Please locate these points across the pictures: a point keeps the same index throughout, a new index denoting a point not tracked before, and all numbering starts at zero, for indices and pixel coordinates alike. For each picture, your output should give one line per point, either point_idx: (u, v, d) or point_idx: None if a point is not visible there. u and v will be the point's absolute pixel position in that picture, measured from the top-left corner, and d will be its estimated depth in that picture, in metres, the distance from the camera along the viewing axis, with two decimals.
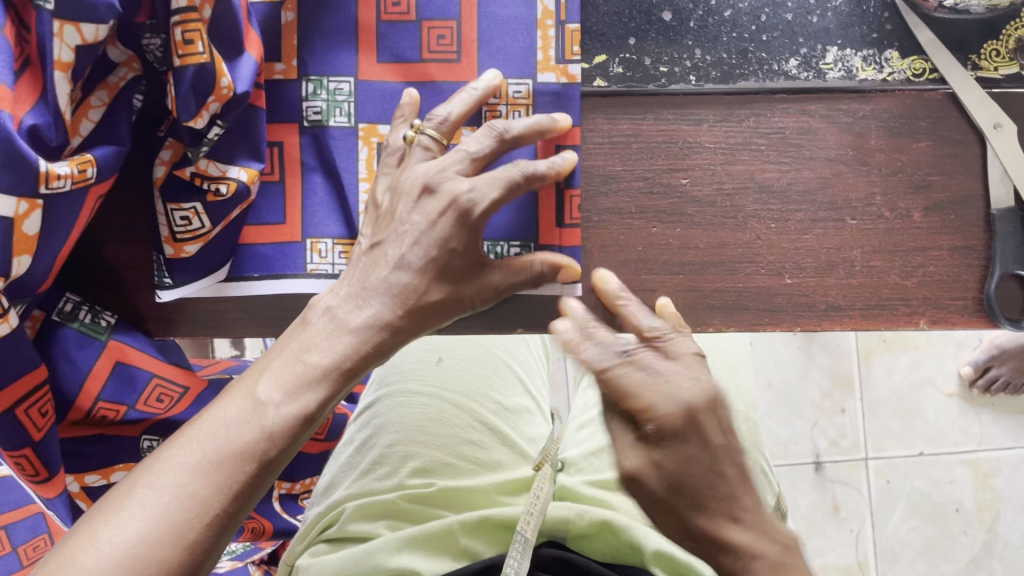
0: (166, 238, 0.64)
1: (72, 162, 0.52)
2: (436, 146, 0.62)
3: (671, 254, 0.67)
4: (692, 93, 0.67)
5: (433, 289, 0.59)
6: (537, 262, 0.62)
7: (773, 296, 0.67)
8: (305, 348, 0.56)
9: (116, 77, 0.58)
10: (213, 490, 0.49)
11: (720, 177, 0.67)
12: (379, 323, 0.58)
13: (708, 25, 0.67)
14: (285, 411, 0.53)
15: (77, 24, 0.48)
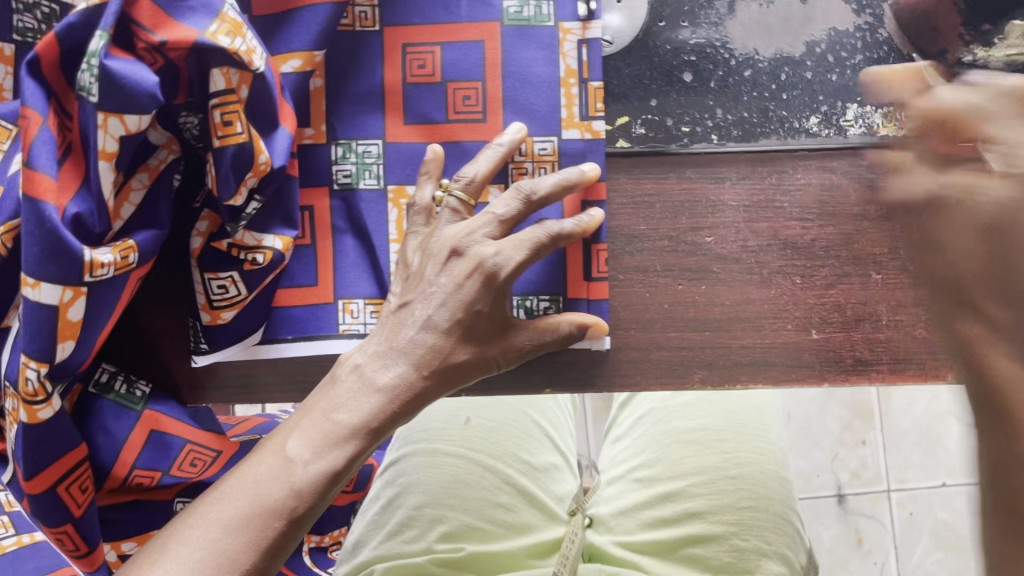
0: (202, 305, 0.65)
1: (116, 249, 0.53)
2: (463, 207, 0.64)
3: (698, 312, 0.68)
4: (715, 152, 0.68)
5: (457, 350, 0.61)
6: (565, 324, 0.63)
7: (801, 353, 0.67)
8: (336, 408, 0.59)
9: (156, 160, 0.60)
10: (242, 547, 0.54)
11: (744, 235, 0.68)
12: (405, 383, 0.60)
13: (729, 84, 0.68)
14: (312, 468, 0.56)
15: (121, 116, 0.50)
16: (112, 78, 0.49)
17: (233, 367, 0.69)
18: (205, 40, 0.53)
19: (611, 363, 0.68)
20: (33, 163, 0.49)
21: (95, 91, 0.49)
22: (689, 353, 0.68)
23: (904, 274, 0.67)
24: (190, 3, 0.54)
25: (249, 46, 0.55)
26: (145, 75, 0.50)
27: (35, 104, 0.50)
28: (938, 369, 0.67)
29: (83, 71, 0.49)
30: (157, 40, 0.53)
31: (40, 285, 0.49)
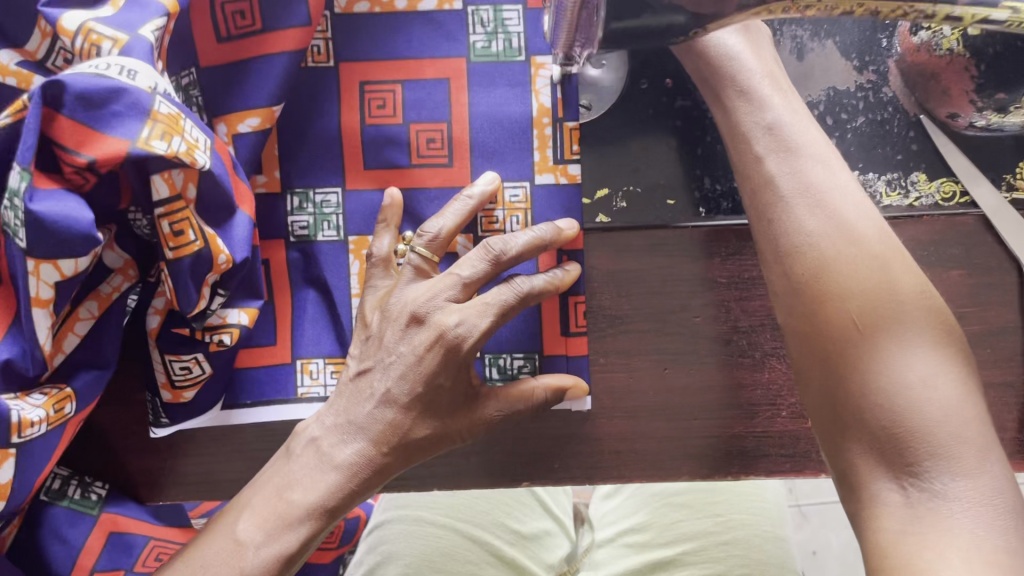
0: (162, 384, 0.60)
1: (49, 402, 0.52)
2: (426, 265, 0.57)
3: (685, 399, 0.63)
4: (702, 227, 0.63)
5: (418, 425, 0.55)
6: (538, 389, 0.58)
7: (797, 442, 0.63)
8: (289, 484, 0.55)
9: (109, 286, 0.56)
10: None
11: (735, 315, 0.63)
12: (364, 460, 0.55)
13: (716, 152, 0.63)
14: (263, 553, 0.54)
15: (55, 261, 0.46)
16: (40, 221, 0.45)
17: (192, 462, 0.64)
18: (138, 152, 0.47)
19: (594, 454, 0.63)
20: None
21: (23, 238, 0.45)
22: (676, 443, 0.63)
23: None
24: (114, 107, 0.46)
25: (188, 142, 0.49)
26: (79, 211, 0.46)
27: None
28: None
29: (7, 208, 0.45)
30: (85, 161, 0.46)
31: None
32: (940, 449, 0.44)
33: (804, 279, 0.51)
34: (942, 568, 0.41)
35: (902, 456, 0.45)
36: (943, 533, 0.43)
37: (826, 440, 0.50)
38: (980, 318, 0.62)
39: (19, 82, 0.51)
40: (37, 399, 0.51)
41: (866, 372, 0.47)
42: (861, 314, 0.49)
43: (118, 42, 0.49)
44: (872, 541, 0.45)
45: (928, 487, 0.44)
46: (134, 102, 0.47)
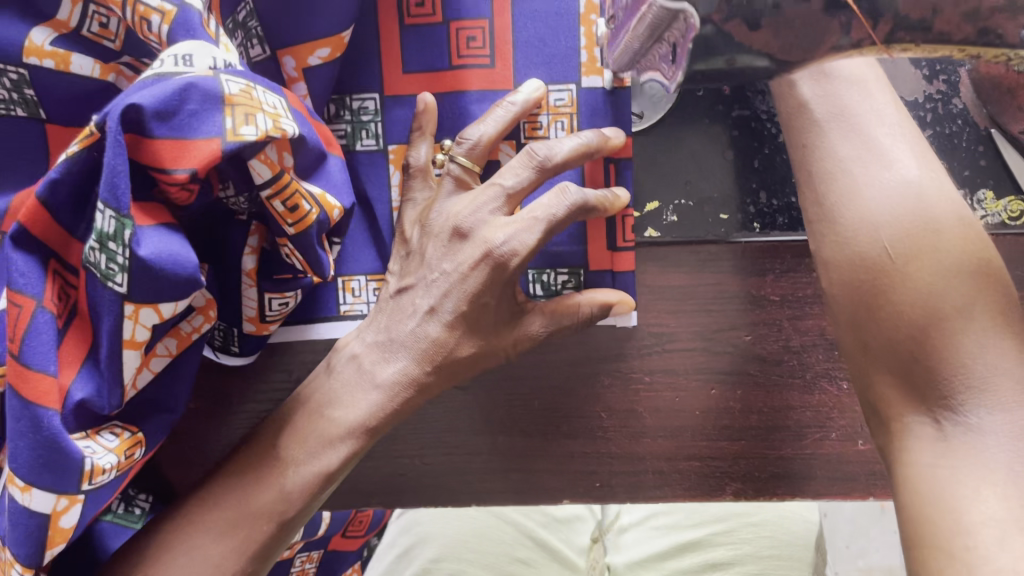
0: (251, 318, 0.57)
1: (122, 445, 0.49)
2: (468, 175, 0.54)
3: (733, 420, 0.61)
4: (756, 243, 0.60)
5: (463, 344, 0.52)
6: (585, 304, 0.54)
7: (845, 465, 0.61)
8: (324, 403, 0.53)
9: (189, 325, 0.52)
10: (231, 551, 0.50)
11: (787, 334, 0.61)
12: (407, 380, 0.52)
13: (775, 164, 0.59)
14: (306, 471, 0.52)
15: (155, 305, 0.44)
16: (146, 266, 0.42)
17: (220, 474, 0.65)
18: (232, 146, 0.43)
19: (637, 474, 0.62)
20: (27, 360, 0.43)
21: (125, 283, 0.43)
22: (720, 463, 0.62)
23: None
24: (188, 107, 0.41)
25: (271, 114, 0.44)
26: (184, 252, 0.44)
27: (28, 289, 0.44)
28: None
29: (97, 250, 0.42)
30: (185, 175, 0.42)
31: (30, 490, 0.45)
32: (975, 380, 0.42)
33: (837, 211, 0.50)
34: (972, 504, 0.39)
35: (937, 390, 0.43)
36: (976, 466, 0.40)
37: (863, 375, 0.48)
38: None
39: (56, 65, 0.46)
40: (109, 439, 0.49)
41: (910, 314, 0.45)
42: (906, 252, 0.46)
43: (167, 15, 0.42)
44: (905, 476, 0.43)
45: (963, 420, 0.42)
46: (206, 94, 0.42)
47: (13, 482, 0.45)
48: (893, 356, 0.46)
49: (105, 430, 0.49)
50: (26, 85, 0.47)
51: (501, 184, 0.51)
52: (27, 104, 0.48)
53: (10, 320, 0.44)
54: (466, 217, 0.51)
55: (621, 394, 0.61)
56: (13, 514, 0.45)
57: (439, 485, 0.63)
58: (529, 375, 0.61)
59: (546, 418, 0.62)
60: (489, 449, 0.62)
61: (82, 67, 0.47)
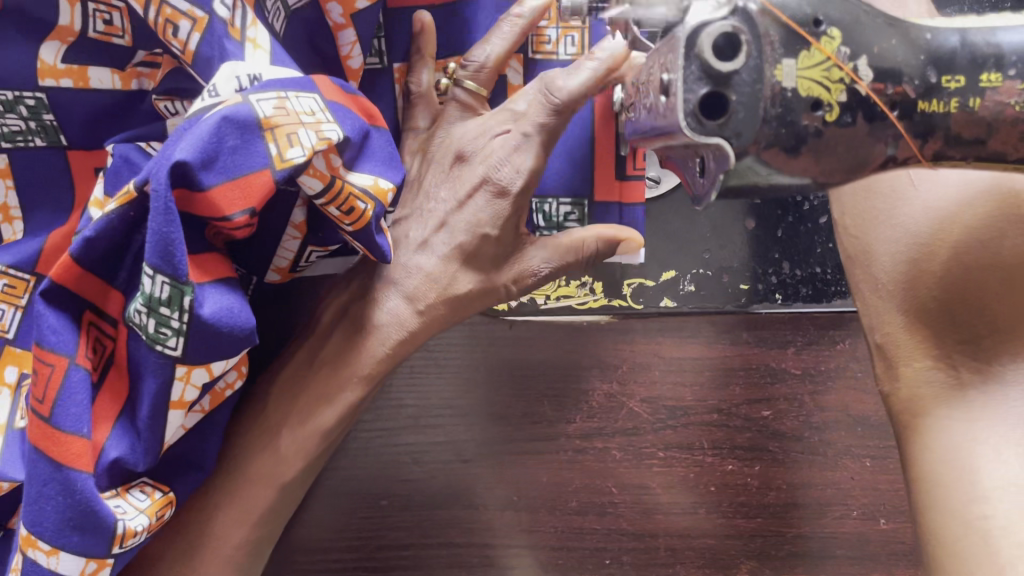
0: (279, 269, 0.46)
1: (154, 505, 0.42)
2: (474, 101, 0.47)
3: (749, 497, 0.59)
4: (778, 315, 0.57)
5: (461, 278, 0.45)
6: (590, 239, 0.45)
7: (866, 544, 0.58)
8: (321, 361, 0.47)
9: (223, 382, 0.43)
10: (235, 517, 0.46)
11: (807, 410, 0.58)
12: (398, 322, 0.45)
13: (799, 233, 0.56)
14: (300, 434, 0.45)
15: (207, 365, 0.39)
16: (206, 327, 0.37)
17: None
18: (284, 175, 0.37)
19: (650, 551, 0.59)
20: (59, 422, 0.39)
21: (179, 347, 0.37)
22: (734, 539, 0.59)
23: None
24: (228, 143, 0.35)
25: (312, 123, 0.38)
26: (242, 310, 0.38)
27: (61, 347, 0.39)
28: None
29: (141, 314, 0.37)
30: (242, 218, 0.37)
31: (57, 553, 0.40)
32: (1003, 327, 0.40)
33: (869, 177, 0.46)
34: (988, 464, 0.39)
35: (957, 335, 0.42)
36: (994, 420, 0.40)
37: (873, 312, 0.46)
38: None
39: (75, 83, 0.43)
40: (139, 498, 0.42)
41: (948, 262, 0.42)
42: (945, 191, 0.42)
43: (199, 23, 0.37)
44: (918, 432, 0.42)
45: (985, 367, 0.41)
46: (242, 125, 0.35)
47: (35, 545, 0.40)
48: (918, 288, 0.43)
49: (136, 487, 0.42)
50: (44, 110, 0.43)
51: (518, 108, 0.44)
52: (47, 130, 0.45)
53: (42, 382, 0.40)
54: (473, 143, 0.45)
55: (634, 470, 0.59)
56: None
57: (443, 562, 0.59)
58: (538, 452, 0.59)
59: (556, 492, 0.59)
60: (496, 524, 0.59)
61: (100, 80, 0.44)
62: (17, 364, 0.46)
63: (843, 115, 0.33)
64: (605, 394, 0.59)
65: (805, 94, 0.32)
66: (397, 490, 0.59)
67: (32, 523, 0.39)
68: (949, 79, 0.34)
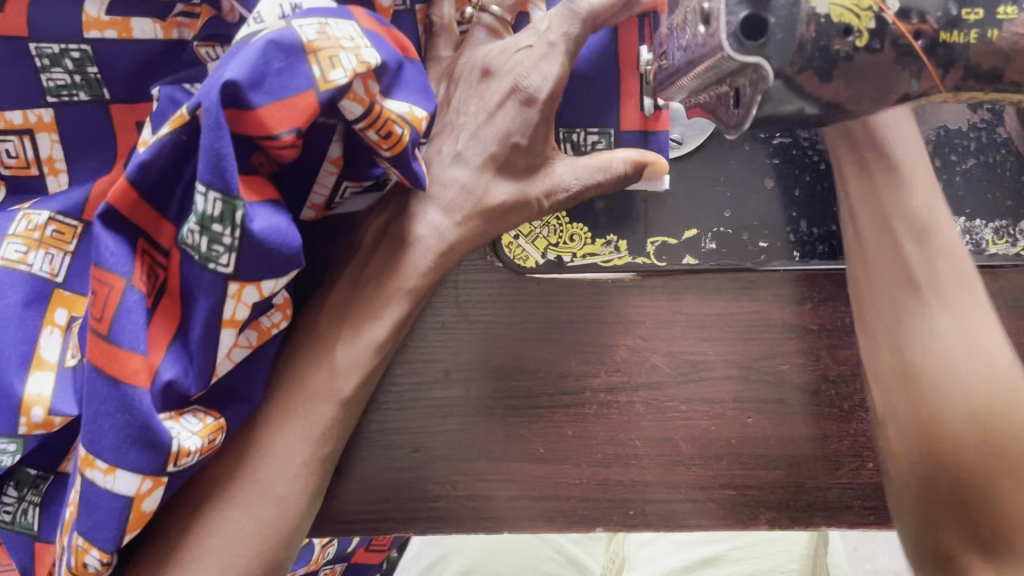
0: (315, 206, 0.49)
1: (206, 429, 0.44)
2: (501, 25, 0.51)
3: (769, 449, 0.61)
4: (796, 271, 0.59)
5: (495, 188, 0.49)
6: (619, 160, 0.50)
7: (881, 494, 0.61)
8: (367, 277, 0.50)
9: (270, 320, 0.46)
10: (296, 436, 0.47)
11: (824, 363, 0.60)
12: (439, 232, 0.49)
13: (816, 192, 0.59)
14: (351, 346, 0.48)
15: (258, 283, 0.41)
16: (257, 241, 0.40)
17: None
18: (327, 96, 0.39)
19: (673, 502, 0.61)
20: (117, 339, 0.41)
21: (231, 263, 0.40)
22: (755, 492, 0.61)
23: None
24: (275, 65, 0.38)
25: (352, 49, 0.41)
26: (290, 230, 0.41)
27: (118, 267, 0.41)
28: None
29: (194, 232, 0.39)
30: (288, 137, 0.39)
31: (114, 472, 0.42)
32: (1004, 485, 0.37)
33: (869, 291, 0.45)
34: None
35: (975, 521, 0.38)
36: None
37: (912, 509, 0.41)
38: None
39: (118, 34, 0.49)
40: (191, 423, 0.44)
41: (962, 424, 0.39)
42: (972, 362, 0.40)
43: None
44: None
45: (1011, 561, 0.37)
46: (288, 49, 0.38)
47: (93, 465, 0.42)
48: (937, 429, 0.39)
49: (188, 413, 0.45)
50: (90, 62, 0.50)
51: (542, 26, 0.49)
52: (91, 84, 0.51)
53: (99, 302, 0.41)
54: (498, 59, 0.49)
55: (656, 423, 0.61)
56: (95, 499, 0.42)
57: (474, 511, 0.62)
58: (563, 405, 0.61)
59: (581, 443, 0.61)
60: (523, 474, 0.61)
61: (143, 31, 0.50)
62: (67, 307, 0.51)
63: (873, 42, 0.35)
64: (629, 349, 0.61)
65: (837, 21, 0.35)
66: (426, 443, 0.61)
67: (90, 442, 0.41)
68: (969, 11, 0.35)
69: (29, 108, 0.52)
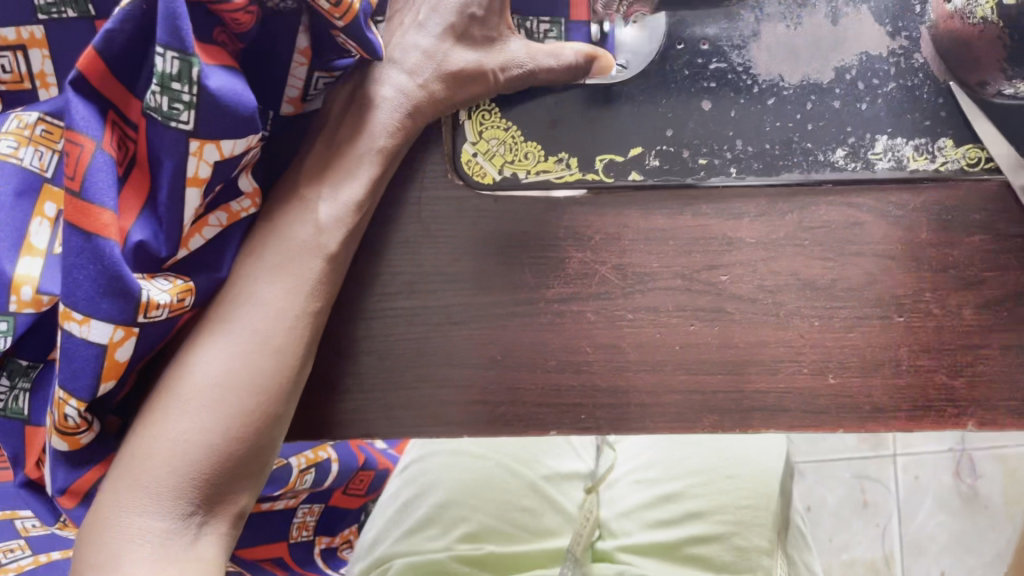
0: (293, 99, 0.58)
1: (175, 289, 0.52)
2: None
3: (710, 354, 0.65)
4: (733, 187, 0.64)
5: (455, 53, 0.61)
6: (569, 50, 0.62)
7: (817, 397, 0.64)
8: (340, 140, 0.60)
9: (239, 206, 0.57)
10: (288, 285, 0.57)
11: (761, 274, 0.65)
12: (405, 92, 0.60)
13: (750, 113, 0.63)
14: (336, 202, 0.59)
15: (218, 142, 0.49)
16: (213, 99, 0.48)
17: None
18: None
19: (622, 405, 0.65)
20: (89, 196, 0.48)
21: (190, 120, 0.48)
22: (699, 396, 0.65)
23: (929, 316, 0.64)
24: None
25: None
26: (245, 94, 0.49)
27: (89, 131, 0.48)
28: (958, 417, 0.64)
29: (157, 92, 0.48)
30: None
31: (89, 322, 0.49)
32: None
33: None
34: None
35: None
36: None
37: None
38: (1001, 280, 0.64)
39: None
40: (162, 284, 0.52)
41: None
42: None
43: None
44: None
45: None
46: None
47: (70, 318, 0.49)
48: None
49: (159, 276, 0.52)
50: None
51: None
52: (78, 1, 0.54)
53: (72, 162, 0.48)
54: None
55: (606, 330, 0.65)
56: (73, 348, 0.49)
57: (430, 418, 0.65)
58: (519, 315, 0.65)
59: (535, 350, 0.65)
60: (479, 381, 0.65)
61: None
62: (56, 201, 0.55)
63: None
64: (579, 262, 0.65)
65: None
66: (386, 350, 0.65)
67: (68, 293, 0.48)
68: None
69: (22, 25, 0.55)
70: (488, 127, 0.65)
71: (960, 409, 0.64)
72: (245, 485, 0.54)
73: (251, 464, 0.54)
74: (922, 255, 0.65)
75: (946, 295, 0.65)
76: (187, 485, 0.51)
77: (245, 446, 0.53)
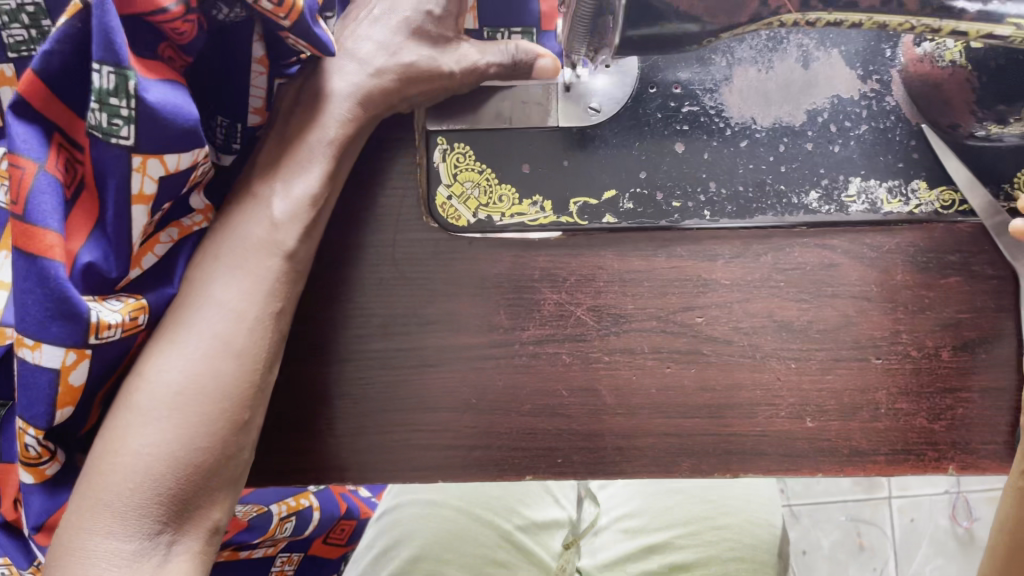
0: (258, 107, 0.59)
1: (126, 309, 0.52)
2: None
3: (686, 397, 0.64)
4: (708, 229, 0.65)
5: (410, 47, 0.60)
6: (517, 48, 0.62)
7: (794, 441, 0.64)
8: (293, 138, 0.58)
9: (190, 220, 0.57)
10: (246, 286, 0.55)
11: (737, 316, 0.65)
12: (361, 86, 0.59)
13: (723, 155, 0.64)
14: (291, 196, 0.57)
15: (160, 156, 0.50)
16: (153, 112, 0.48)
17: None
18: None
19: (600, 449, 0.64)
20: (33, 219, 0.48)
21: (130, 136, 0.48)
22: (677, 440, 0.64)
23: (907, 358, 0.64)
24: None
25: None
26: (185, 107, 0.50)
27: (29, 153, 0.48)
28: (938, 461, 0.64)
29: (98, 111, 0.48)
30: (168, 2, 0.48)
31: (40, 348, 0.49)
32: None
33: None
34: None
35: None
36: None
37: None
38: (977, 322, 0.64)
39: None
40: (113, 304, 0.52)
41: None
42: None
43: None
44: None
45: None
46: None
47: (23, 344, 0.50)
48: None
49: (111, 297, 0.52)
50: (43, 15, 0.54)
51: None
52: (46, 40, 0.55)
53: (15, 185, 0.48)
54: None
55: (583, 373, 0.65)
56: (30, 375, 0.50)
57: (405, 461, 0.64)
58: (494, 357, 0.65)
59: (511, 394, 0.65)
60: (454, 424, 0.64)
61: None
62: None
63: None
64: (554, 304, 0.65)
65: None
66: (359, 391, 0.64)
67: (19, 317, 0.49)
68: None
69: None
70: (463, 169, 0.65)
71: (941, 453, 0.64)
72: (214, 497, 0.52)
73: (218, 475, 0.52)
74: (899, 297, 0.64)
75: (924, 337, 0.64)
76: (151, 499, 0.49)
77: (212, 455, 0.52)
